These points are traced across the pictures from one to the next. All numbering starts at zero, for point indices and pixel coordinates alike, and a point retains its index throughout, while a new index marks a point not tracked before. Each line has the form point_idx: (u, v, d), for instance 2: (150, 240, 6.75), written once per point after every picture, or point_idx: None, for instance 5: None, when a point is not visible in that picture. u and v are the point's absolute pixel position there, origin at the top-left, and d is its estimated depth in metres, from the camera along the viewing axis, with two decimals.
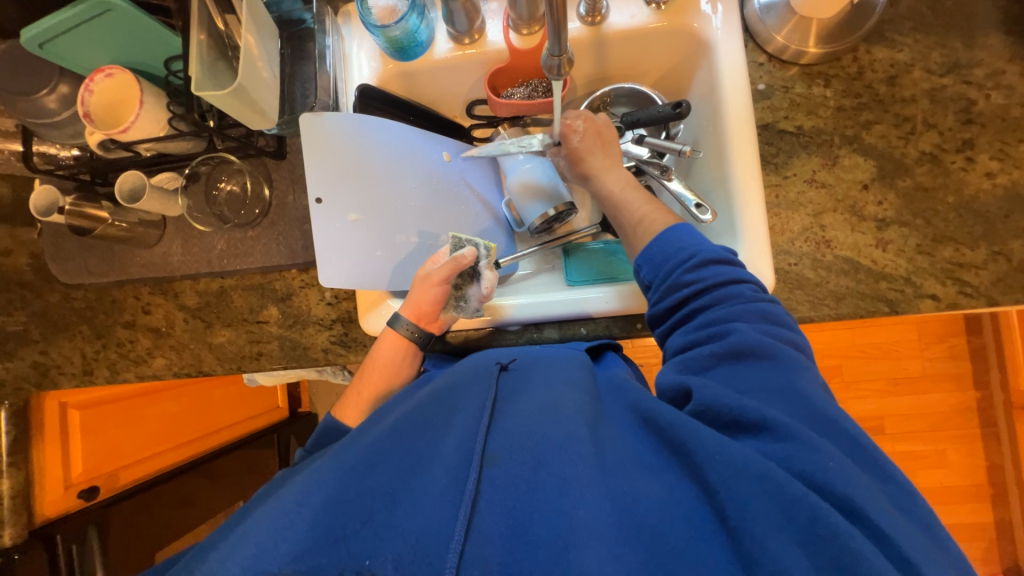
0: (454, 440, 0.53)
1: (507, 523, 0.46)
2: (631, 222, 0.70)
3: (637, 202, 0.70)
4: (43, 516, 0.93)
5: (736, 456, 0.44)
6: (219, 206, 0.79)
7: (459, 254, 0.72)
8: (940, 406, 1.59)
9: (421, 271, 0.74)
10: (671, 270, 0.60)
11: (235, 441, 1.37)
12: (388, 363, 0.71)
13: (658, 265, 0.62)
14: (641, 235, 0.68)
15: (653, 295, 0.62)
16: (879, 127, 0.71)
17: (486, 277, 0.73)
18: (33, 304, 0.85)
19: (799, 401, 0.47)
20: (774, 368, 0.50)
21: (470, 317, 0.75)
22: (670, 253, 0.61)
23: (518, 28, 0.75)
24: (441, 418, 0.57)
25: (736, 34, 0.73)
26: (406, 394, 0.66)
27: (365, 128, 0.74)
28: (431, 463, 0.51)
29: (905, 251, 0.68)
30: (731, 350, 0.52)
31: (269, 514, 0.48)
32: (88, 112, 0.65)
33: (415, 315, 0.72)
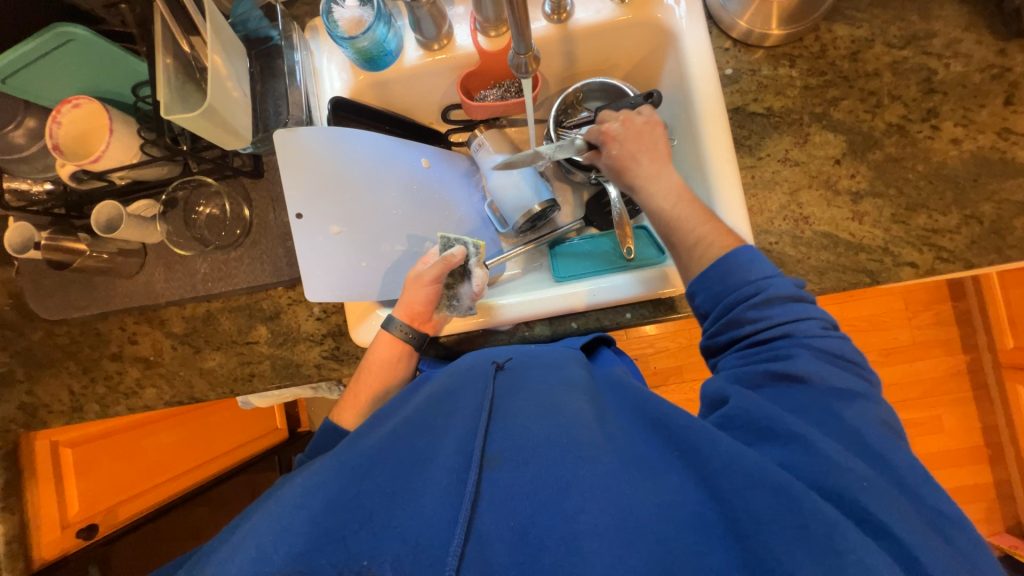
0: (453, 442, 0.53)
1: (509, 524, 0.46)
2: (686, 243, 0.62)
3: (694, 219, 0.62)
4: (41, 559, 0.90)
5: (751, 464, 0.44)
6: (199, 229, 0.79)
7: (448, 254, 0.71)
8: (931, 372, 1.62)
9: (411, 273, 0.73)
10: (732, 305, 0.56)
11: (234, 468, 1.35)
12: (383, 365, 0.71)
13: (715, 292, 0.57)
14: (696, 256, 0.61)
15: (709, 325, 0.59)
16: (846, 103, 0.72)
17: (476, 275, 0.72)
18: (15, 344, 0.84)
19: (840, 425, 0.46)
20: (831, 399, 0.48)
21: (462, 316, 0.75)
22: (733, 286, 0.56)
23: (485, 30, 0.75)
24: (441, 420, 0.58)
25: (700, 21, 0.74)
26: (403, 397, 0.65)
27: (341, 140, 0.74)
28: (430, 462, 0.52)
29: (880, 222, 0.69)
30: (789, 375, 0.50)
31: (267, 515, 0.47)
32: (56, 145, 0.64)
33: (409, 315, 0.72)
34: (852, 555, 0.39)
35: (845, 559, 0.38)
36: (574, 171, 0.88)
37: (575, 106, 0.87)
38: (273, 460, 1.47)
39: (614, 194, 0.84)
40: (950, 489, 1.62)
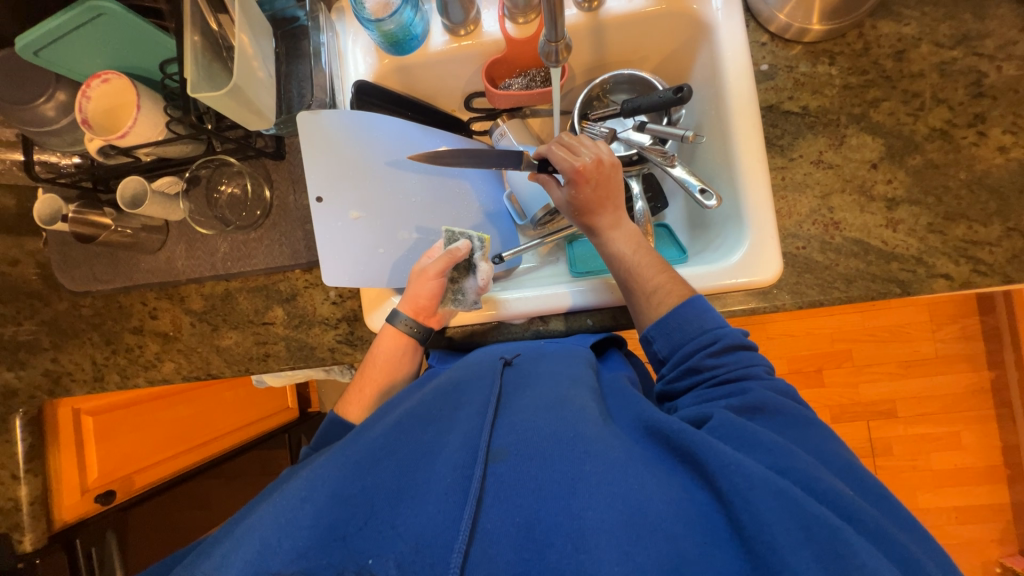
0: (456, 437, 0.53)
1: (514, 521, 0.46)
2: (644, 291, 0.66)
3: (652, 270, 0.67)
4: (63, 520, 0.92)
5: (751, 469, 0.45)
6: (220, 208, 0.79)
7: (453, 247, 0.72)
8: (953, 387, 1.57)
9: (416, 266, 0.74)
10: (691, 351, 0.61)
11: (245, 443, 1.39)
12: (389, 358, 0.71)
13: (673, 340, 0.63)
14: (656, 306, 0.65)
15: (668, 371, 0.64)
16: (887, 104, 0.69)
17: (481, 269, 0.74)
18: (42, 313, 0.86)
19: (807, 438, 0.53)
20: (789, 426, 0.54)
21: (467, 310, 0.74)
22: (691, 335, 0.62)
23: (514, 17, 0.74)
24: (444, 414, 0.58)
25: (738, 13, 0.71)
26: (410, 390, 0.65)
27: (363, 125, 0.73)
28: (435, 456, 0.52)
29: (916, 230, 0.67)
30: (747, 407, 0.55)
31: (270, 510, 0.48)
32: (86, 119, 0.65)
33: (414, 310, 0.71)
34: (856, 558, 0.40)
35: (848, 561, 0.40)
36: None
37: (602, 99, 0.85)
38: (283, 438, 1.50)
39: (636, 190, 0.83)
40: (963, 507, 1.58)
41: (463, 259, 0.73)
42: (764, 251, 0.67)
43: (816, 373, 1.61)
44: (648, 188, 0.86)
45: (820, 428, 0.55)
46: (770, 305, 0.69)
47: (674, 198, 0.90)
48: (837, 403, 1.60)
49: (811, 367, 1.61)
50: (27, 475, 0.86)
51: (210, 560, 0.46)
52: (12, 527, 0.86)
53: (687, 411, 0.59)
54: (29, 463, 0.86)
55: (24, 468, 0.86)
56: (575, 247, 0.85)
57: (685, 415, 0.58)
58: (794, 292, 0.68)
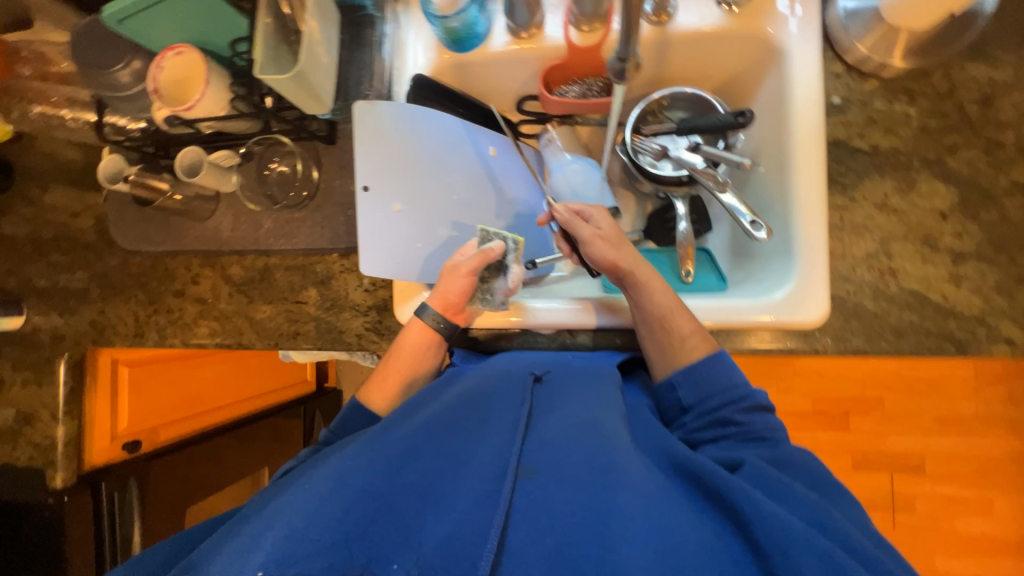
0: (487, 450, 0.53)
1: (541, 544, 0.46)
2: (681, 333, 0.64)
3: (684, 318, 0.65)
4: (92, 464, 0.97)
5: (788, 521, 0.45)
6: (270, 186, 0.81)
7: (488, 247, 0.71)
8: (989, 451, 1.49)
9: (448, 263, 0.72)
10: (721, 404, 0.61)
11: (263, 411, 1.45)
12: (413, 351, 0.71)
13: (700, 390, 0.62)
14: (689, 348, 0.64)
15: (689, 421, 0.62)
16: (966, 152, 0.65)
17: (513, 272, 0.73)
18: (95, 266, 0.91)
19: (836, 498, 0.53)
20: (814, 485, 0.54)
21: (494, 310, 0.74)
22: (721, 387, 0.62)
23: (579, 24, 0.74)
24: (473, 424, 0.57)
25: (814, 37, 0.68)
26: (434, 388, 0.65)
27: (417, 118, 0.74)
28: (464, 467, 0.52)
29: (981, 290, 0.63)
30: (775, 461, 0.55)
31: (298, 496, 0.48)
32: (157, 88, 0.67)
33: (442, 306, 0.70)
34: None
35: None
36: (641, 181, 0.84)
37: (657, 114, 0.82)
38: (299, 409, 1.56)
39: (680, 211, 0.81)
40: None
41: (495, 260, 0.71)
42: (810, 290, 0.64)
43: (842, 417, 1.54)
44: (693, 210, 0.85)
45: (839, 489, 0.55)
46: (810, 348, 0.66)
47: (720, 224, 0.87)
48: (861, 450, 1.53)
49: (838, 410, 1.54)
50: (65, 416, 0.92)
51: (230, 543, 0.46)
52: (48, 464, 0.92)
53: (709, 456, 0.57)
54: (67, 406, 0.92)
55: (63, 411, 0.92)
56: None
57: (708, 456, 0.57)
58: (838, 337, 0.65)
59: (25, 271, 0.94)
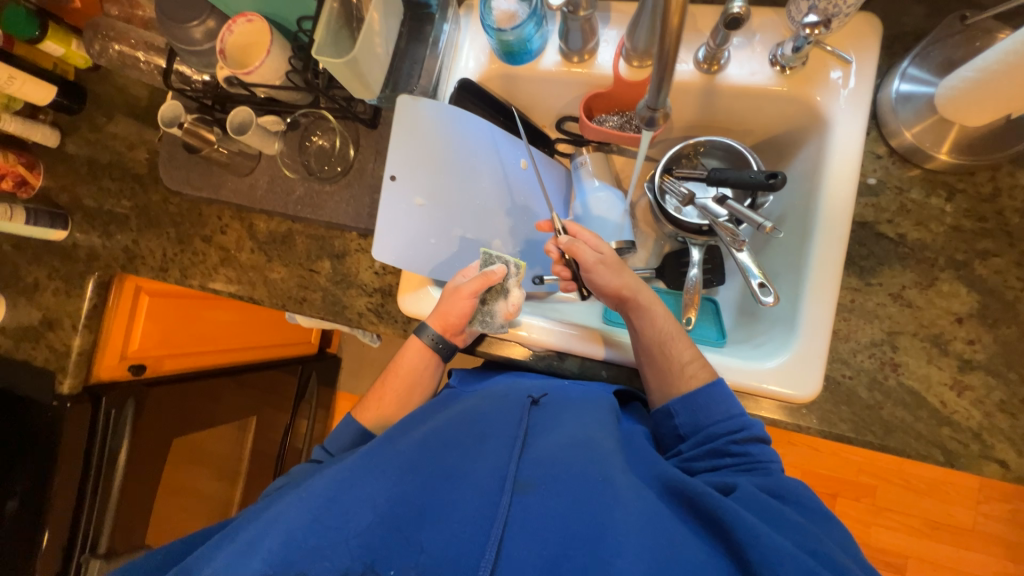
0: (483, 465, 0.55)
1: (539, 554, 0.48)
2: (679, 361, 0.66)
3: (682, 345, 0.67)
4: (98, 377, 1.05)
5: (778, 542, 0.46)
6: (308, 156, 0.86)
7: (489, 270, 0.71)
8: (978, 568, 1.41)
9: (450, 284, 0.74)
10: (716, 434, 0.61)
11: (261, 361, 1.53)
12: (411, 368, 0.75)
13: (697, 419, 0.63)
14: (685, 378, 0.65)
15: (686, 449, 0.63)
16: (997, 260, 0.63)
17: (513, 294, 0.74)
18: (138, 198, 0.97)
19: (837, 527, 0.53)
20: (811, 512, 0.53)
21: (494, 332, 0.75)
22: (716, 418, 0.62)
23: (630, 58, 0.74)
24: (472, 440, 0.59)
25: (863, 115, 0.66)
26: (434, 409, 0.69)
27: (455, 120, 0.76)
28: (461, 478, 0.54)
29: (983, 403, 0.61)
30: (769, 489, 0.55)
31: (298, 504, 0.50)
32: (223, 49, 0.71)
33: (441, 326, 0.73)
34: None
35: None
36: (662, 221, 0.84)
37: (691, 158, 0.83)
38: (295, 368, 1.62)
39: (694, 258, 0.81)
40: None
41: (497, 282, 0.72)
42: (806, 366, 0.64)
43: (829, 497, 1.49)
44: (708, 259, 0.84)
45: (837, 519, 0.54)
46: (793, 423, 0.65)
47: (733, 278, 0.86)
48: None
49: (826, 489, 1.49)
50: (84, 328, 0.99)
51: (227, 550, 0.48)
52: (59, 369, 0.99)
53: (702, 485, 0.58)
54: (87, 319, 0.99)
55: (83, 323, 0.99)
56: None
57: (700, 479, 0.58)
58: (824, 419, 0.64)
59: (77, 190, 1.02)
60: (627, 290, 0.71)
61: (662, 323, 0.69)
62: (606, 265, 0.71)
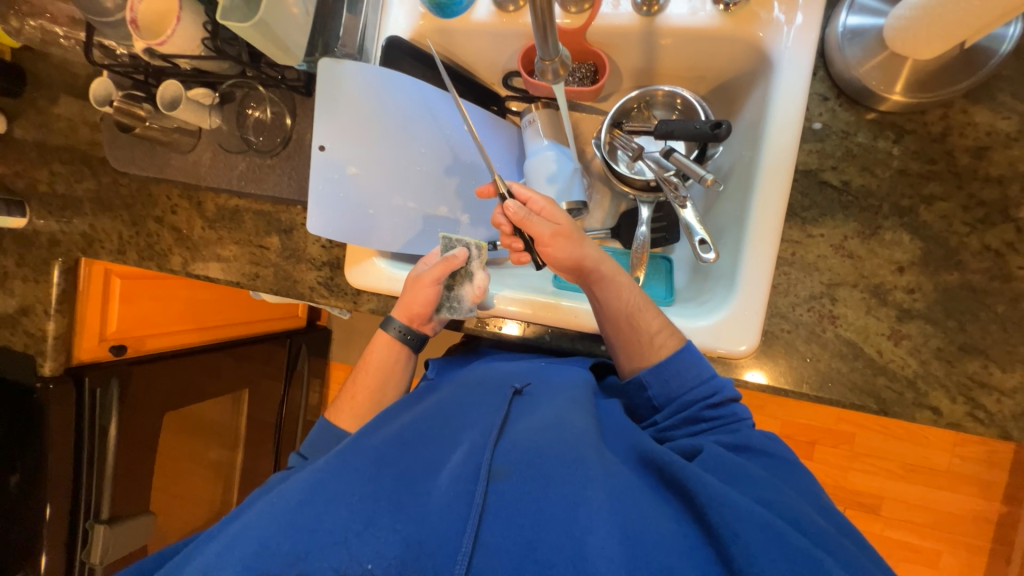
0: (458, 454, 0.55)
1: (514, 539, 0.48)
2: (647, 332, 0.64)
3: (650, 315, 0.65)
4: (79, 358, 1.08)
5: (739, 503, 0.47)
6: (246, 128, 0.84)
7: (450, 256, 0.71)
8: (952, 506, 1.45)
9: (413, 274, 0.74)
10: (690, 402, 0.61)
11: (247, 337, 1.57)
12: (381, 364, 0.77)
13: (670, 388, 0.63)
14: (653, 350, 0.64)
15: (661, 419, 0.63)
16: (943, 204, 0.60)
17: (477, 277, 0.74)
18: (90, 181, 0.97)
19: (803, 484, 0.54)
20: (778, 470, 0.55)
21: (463, 316, 0.75)
22: (690, 385, 0.62)
23: (565, 6, 0.67)
24: (449, 433, 0.59)
25: (808, 52, 0.62)
26: (413, 403, 0.70)
27: (385, 82, 0.73)
28: (436, 470, 0.54)
29: (920, 352, 0.60)
30: (736, 445, 0.57)
31: (272, 510, 0.51)
32: (134, 19, 0.68)
33: (408, 316, 0.74)
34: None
35: None
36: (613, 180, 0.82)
37: (642, 111, 0.79)
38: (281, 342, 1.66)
39: (643, 216, 0.79)
40: None
41: (459, 266, 0.72)
42: (743, 321, 0.63)
43: (807, 445, 1.52)
44: (661, 217, 0.82)
45: (801, 472, 0.57)
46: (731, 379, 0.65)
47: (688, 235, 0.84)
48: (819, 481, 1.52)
49: (804, 438, 1.52)
50: (56, 313, 1.02)
51: (205, 555, 0.50)
52: (38, 353, 1.02)
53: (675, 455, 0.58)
54: (58, 304, 1.02)
55: (55, 308, 1.01)
56: None
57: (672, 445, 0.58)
58: (761, 374, 0.64)
59: (31, 175, 1.01)
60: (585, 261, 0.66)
61: (622, 293, 0.65)
62: (563, 236, 0.66)
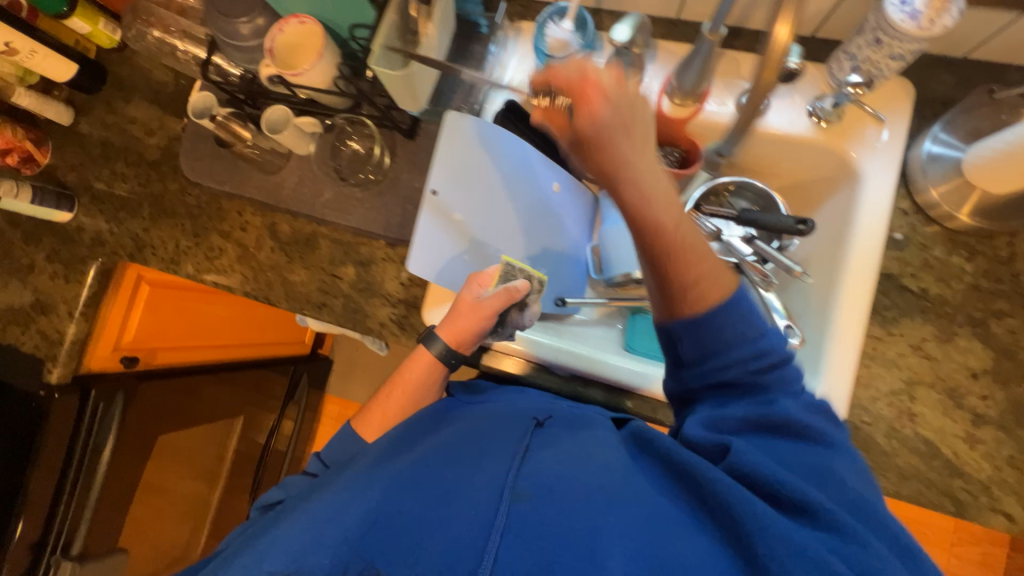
0: (482, 477, 0.51)
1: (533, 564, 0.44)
2: (684, 284, 0.54)
3: (696, 258, 0.53)
4: (88, 367, 0.99)
5: (791, 535, 0.43)
6: (340, 160, 0.85)
7: (512, 285, 0.71)
8: None
9: (469, 293, 0.71)
10: (730, 360, 0.55)
11: (252, 359, 1.49)
12: (415, 385, 0.75)
13: (707, 346, 0.55)
14: (694, 297, 0.54)
15: (690, 378, 0.57)
16: (1010, 321, 0.66)
17: (529, 310, 0.75)
18: (153, 186, 0.94)
19: (877, 525, 0.47)
20: (812, 472, 0.50)
21: (504, 340, 0.77)
22: (728, 342, 0.55)
23: (673, 96, 0.75)
24: (473, 454, 0.55)
25: (892, 172, 0.70)
26: (429, 424, 0.65)
27: (498, 140, 0.76)
28: (456, 494, 0.49)
29: (994, 457, 0.64)
30: (767, 420, 0.54)
31: (297, 523, 0.49)
32: (271, 48, 0.70)
33: (455, 337, 0.72)
34: None
35: None
36: None
37: (720, 196, 0.82)
38: None
39: None
40: None
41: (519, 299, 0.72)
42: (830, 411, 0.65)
43: None
44: None
45: (841, 459, 0.53)
46: None
47: None
48: None
49: None
50: (79, 316, 0.95)
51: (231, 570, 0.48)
52: (48, 357, 0.94)
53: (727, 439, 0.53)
54: (84, 307, 0.95)
55: (80, 310, 0.95)
56: (636, 319, 0.91)
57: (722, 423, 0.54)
58: None
59: (86, 172, 0.98)
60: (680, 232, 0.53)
61: (696, 259, 0.53)
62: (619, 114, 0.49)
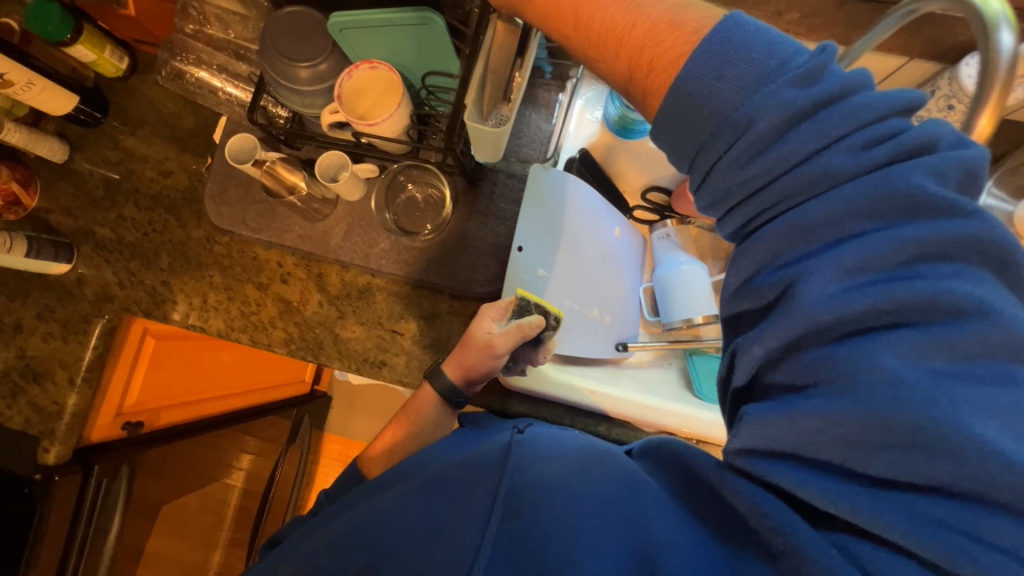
0: (473, 500, 0.47)
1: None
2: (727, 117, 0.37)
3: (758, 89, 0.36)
4: (88, 439, 0.85)
5: (808, 430, 0.33)
6: (396, 208, 0.80)
7: (524, 323, 0.64)
8: None
9: (478, 329, 0.66)
10: (758, 188, 0.36)
11: (261, 406, 1.32)
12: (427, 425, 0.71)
13: (735, 173, 0.37)
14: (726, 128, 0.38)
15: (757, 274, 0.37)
16: None
17: (542, 350, 0.69)
18: (172, 233, 0.84)
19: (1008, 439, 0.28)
20: (883, 372, 0.31)
21: (513, 377, 0.72)
22: (748, 164, 0.36)
23: None
24: (460, 474, 0.50)
25: None
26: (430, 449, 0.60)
27: (574, 192, 0.76)
28: (447, 510, 0.47)
29: None
30: (890, 314, 0.32)
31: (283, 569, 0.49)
32: (341, 94, 0.65)
33: (462, 375, 0.68)
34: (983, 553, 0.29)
35: None
36: None
37: None
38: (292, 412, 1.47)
39: None
40: None
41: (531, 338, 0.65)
42: None
43: None
44: None
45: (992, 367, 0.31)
46: None
47: None
48: None
49: None
50: (81, 383, 0.82)
51: None
52: (44, 433, 0.80)
53: (753, 284, 0.38)
54: (87, 371, 0.82)
55: (82, 377, 0.82)
56: (694, 362, 0.86)
57: (750, 258, 0.38)
58: None
59: (86, 216, 0.86)
60: (683, 41, 0.41)
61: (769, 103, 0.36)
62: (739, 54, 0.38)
